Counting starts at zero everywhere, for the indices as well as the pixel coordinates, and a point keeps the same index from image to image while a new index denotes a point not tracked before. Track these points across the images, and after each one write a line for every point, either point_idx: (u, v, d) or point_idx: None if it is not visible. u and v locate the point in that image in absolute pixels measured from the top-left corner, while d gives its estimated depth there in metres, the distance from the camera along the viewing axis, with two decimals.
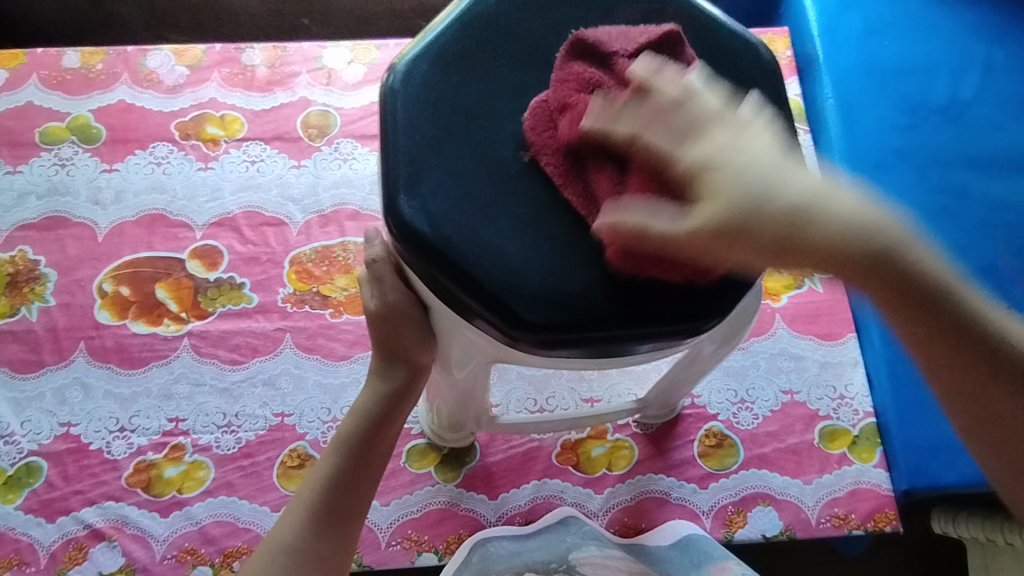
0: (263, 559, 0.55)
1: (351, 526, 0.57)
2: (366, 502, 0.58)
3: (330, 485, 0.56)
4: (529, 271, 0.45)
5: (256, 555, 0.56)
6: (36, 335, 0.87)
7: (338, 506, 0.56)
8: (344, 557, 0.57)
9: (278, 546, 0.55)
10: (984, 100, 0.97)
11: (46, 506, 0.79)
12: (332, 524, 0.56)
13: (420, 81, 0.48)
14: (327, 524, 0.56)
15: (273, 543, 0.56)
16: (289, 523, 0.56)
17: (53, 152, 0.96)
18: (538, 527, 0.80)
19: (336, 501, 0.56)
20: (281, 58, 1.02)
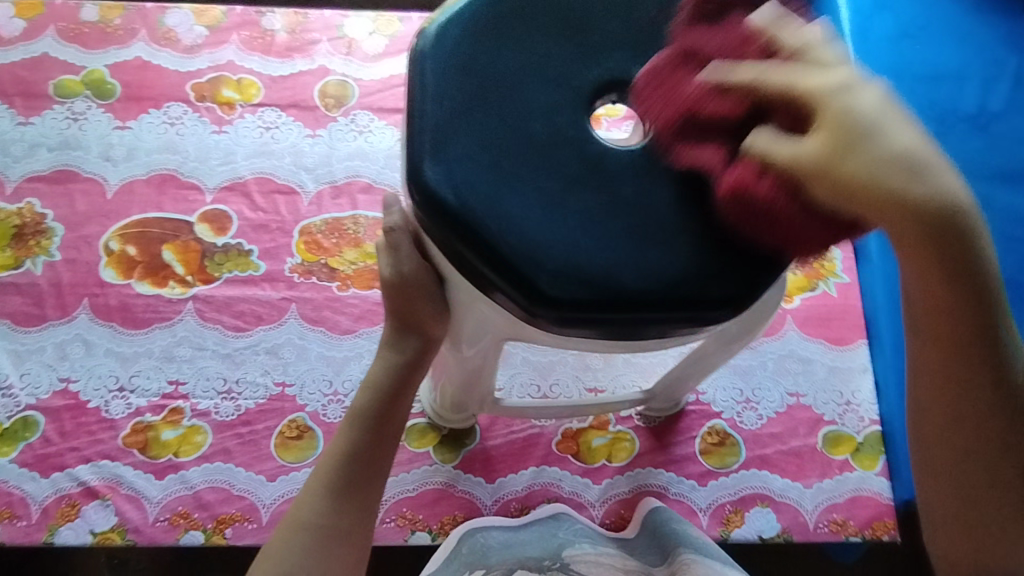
0: (279, 539, 0.52)
1: (372, 500, 0.53)
2: (382, 475, 0.54)
3: (344, 459, 0.53)
4: (552, 245, 0.44)
5: (273, 538, 0.53)
6: (40, 289, 0.86)
7: (357, 480, 0.53)
8: (364, 533, 0.52)
9: (298, 525, 0.52)
10: (1012, 113, 0.95)
11: (41, 461, 0.79)
12: (352, 498, 0.52)
13: (450, 46, 0.47)
14: (347, 500, 0.52)
15: (292, 522, 0.52)
16: (305, 500, 0.53)
17: (65, 106, 0.94)
18: (530, 519, 0.79)
19: (351, 476, 0.53)
20: (302, 25, 1.00)
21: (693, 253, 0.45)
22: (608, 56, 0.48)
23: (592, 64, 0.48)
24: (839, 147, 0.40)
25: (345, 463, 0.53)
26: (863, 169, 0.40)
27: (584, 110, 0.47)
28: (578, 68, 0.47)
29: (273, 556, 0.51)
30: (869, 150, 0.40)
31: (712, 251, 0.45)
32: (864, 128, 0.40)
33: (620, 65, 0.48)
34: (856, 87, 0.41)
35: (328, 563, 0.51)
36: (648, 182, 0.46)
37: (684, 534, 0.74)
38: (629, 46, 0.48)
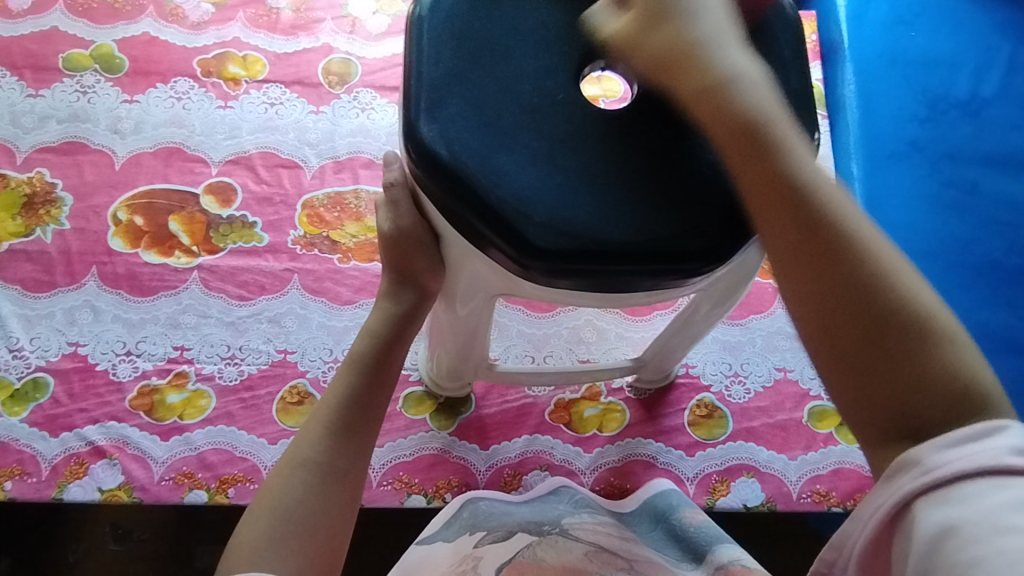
0: (277, 475, 0.53)
1: (368, 443, 0.55)
2: (378, 420, 0.56)
3: (343, 400, 0.55)
4: (540, 200, 0.46)
5: (269, 480, 0.53)
6: (49, 257, 0.88)
7: (355, 421, 0.55)
8: (360, 472, 0.54)
9: (295, 462, 0.53)
10: (1003, 99, 0.97)
11: (51, 421, 0.82)
12: (350, 439, 0.54)
13: (447, 12, 0.50)
14: (344, 441, 0.54)
15: (289, 461, 0.53)
16: (304, 439, 0.54)
17: (75, 79, 0.96)
18: (533, 496, 0.80)
19: (350, 416, 0.55)
20: (307, 3, 1.02)
21: (674, 209, 0.48)
22: (597, 25, 0.50)
23: (581, 32, 0.50)
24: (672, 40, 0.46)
25: (344, 406, 0.55)
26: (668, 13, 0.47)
27: (574, 75, 0.49)
28: (568, 35, 0.50)
29: (272, 493, 0.52)
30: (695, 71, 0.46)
31: (692, 208, 0.48)
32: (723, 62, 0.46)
33: None
34: (700, 9, 0.47)
35: (324, 500, 0.52)
36: (633, 144, 0.48)
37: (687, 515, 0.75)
38: None
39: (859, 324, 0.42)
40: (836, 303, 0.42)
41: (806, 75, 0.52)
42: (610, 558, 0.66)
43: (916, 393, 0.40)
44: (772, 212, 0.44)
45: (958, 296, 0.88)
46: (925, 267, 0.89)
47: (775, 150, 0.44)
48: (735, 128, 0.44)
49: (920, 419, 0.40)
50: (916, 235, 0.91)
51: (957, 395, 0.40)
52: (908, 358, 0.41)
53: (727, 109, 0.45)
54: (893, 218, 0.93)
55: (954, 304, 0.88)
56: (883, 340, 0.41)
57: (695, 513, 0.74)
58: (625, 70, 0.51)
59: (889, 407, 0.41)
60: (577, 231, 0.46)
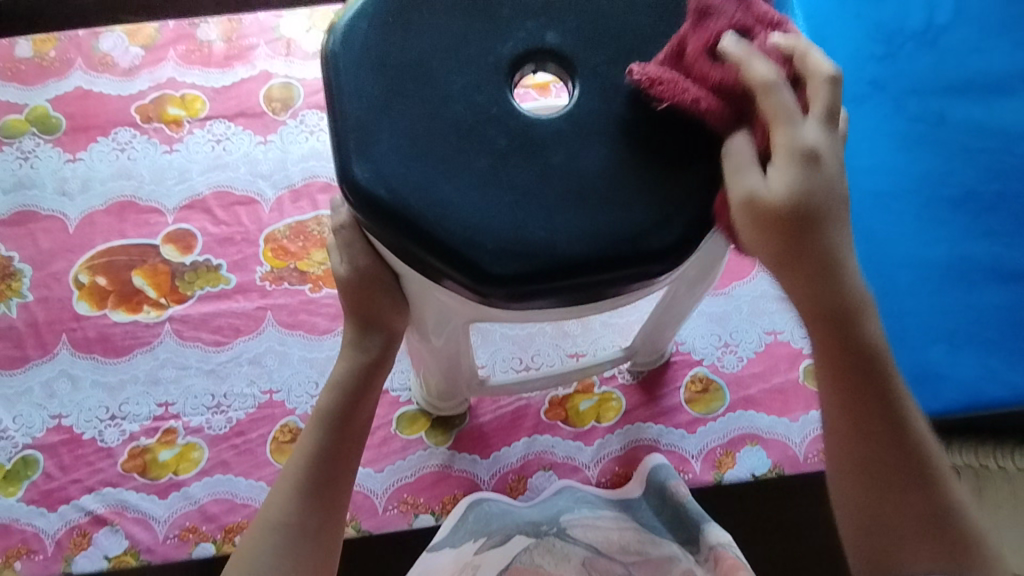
0: (251, 539, 0.53)
1: (341, 499, 0.55)
2: (350, 471, 0.56)
3: (311, 460, 0.54)
4: (490, 226, 0.45)
5: (244, 540, 0.54)
6: (18, 331, 0.87)
7: (325, 480, 0.54)
8: (335, 528, 0.54)
9: (267, 526, 0.53)
10: (960, 23, 0.94)
11: (47, 497, 0.81)
12: (320, 498, 0.54)
13: (360, 42, 0.47)
14: (315, 499, 0.54)
15: (261, 524, 0.53)
16: (275, 500, 0.54)
17: (14, 146, 0.94)
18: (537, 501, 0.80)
19: (318, 476, 0.54)
20: (237, 31, 0.99)
21: (630, 209, 0.45)
22: (518, 27, 0.48)
23: (503, 36, 0.47)
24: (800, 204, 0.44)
25: (311, 464, 0.54)
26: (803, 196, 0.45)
27: (504, 82, 0.47)
28: (491, 43, 0.47)
29: (245, 558, 0.52)
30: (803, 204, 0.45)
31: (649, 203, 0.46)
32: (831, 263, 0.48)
33: (533, 32, 0.48)
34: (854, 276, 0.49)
35: (298, 559, 0.52)
36: (576, 145, 0.46)
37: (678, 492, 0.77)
38: (540, 12, 0.48)
39: (871, 469, 0.54)
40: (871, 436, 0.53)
41: None
42: (607, 564, 0.70)
43: (910, 525, 0.53)
44: (843, 386, 0.52)
45: (941, 231, 0.87)
46: (902, 208, 0.88)
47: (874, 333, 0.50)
48: (837, 313, 0.49)
49: (905, 543, 0.54)
50: (890, 175, 0.89)
51: (953, 537, 0.53)
52: (923, 493, 0.53)
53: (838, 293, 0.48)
54: (864, 162, 0.90)
55: (938, 240, 0.86)
56: (886, 484, 0.54)
57: (681, 486, 0.77)
58: (556, 68, 0.48)
59: (886, 529, 0.54)
60: (530, 253, 0.44)
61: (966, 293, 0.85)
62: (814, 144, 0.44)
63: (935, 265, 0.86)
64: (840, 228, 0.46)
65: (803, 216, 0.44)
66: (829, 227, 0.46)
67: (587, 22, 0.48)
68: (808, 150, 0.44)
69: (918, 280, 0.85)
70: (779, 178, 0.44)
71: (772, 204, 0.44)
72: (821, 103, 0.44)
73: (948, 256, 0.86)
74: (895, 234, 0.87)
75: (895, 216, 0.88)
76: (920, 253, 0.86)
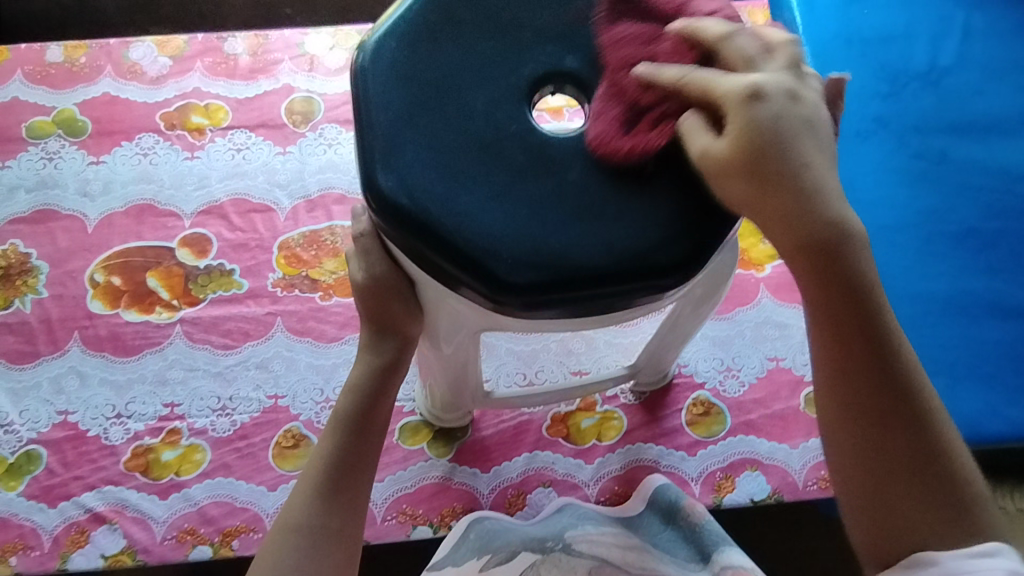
0: (273, 541, 0.54)
1: (361, 499, 0.56)
2: (370, 474, 0.57)
3: (332, 461, 0.55)
4: (507, 237, 0.46)
5: (266, 542, 0.54)
6: (30, 326, 0.88)
7: (344, 481, 0.55)
8: (357, 528, 0.55)
9: (290, 528, 0.53)
10: (962, 66, 0.97)
11: (47, 493, 0.81)
12: (340, 499, 0.55)
13: (388, 59, 0.49)
14: (336, 501, 0.54)
15: (283, 526, 0.54)
16: (297, 503, 0.55)
17: (39, 147, 0.96)
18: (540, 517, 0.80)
19: (339, 477, 0.55)
20: (263, 46, 1.02)
21: (642, 223, 0.47)
22: (539, 50, 0.50)
23: (525, 58, 0.50)
24: (750, 139, 0.45)
25: (331, 466, 0.55)
26: (751, 126, 0.45)
27: (524, 102, 0.49)
28: (512, 64, 0.50)
29: (268, 559, 0.52)
30: (774, 146, 0.45)
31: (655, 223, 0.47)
32: (792, 147, 0.45)
33: (553, 56, 0.50)
34: (813, 124, 0.46)
35: (321, 560, 0.53)
36: (590, 163, 0.48)
37: (688, 511, 0.79)
38: (560, 37, 0.50)
39: (864, 445, 0.48)
40: (869, 400, 0.48)
41: None
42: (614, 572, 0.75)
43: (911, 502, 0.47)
44: (780, 210, 0.46)
45: (940, 266, 0.88)
46: (902, 242, 0.90)
47: (797, 146, 0.45)
48: (783, 189, 0.45)
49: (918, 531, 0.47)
50: (892, 209, 0.91)
51: (960, 490, 0.47)
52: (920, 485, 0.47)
53: (812, 209, 0.45)
54: (866, 196, 0.92)
55: (938, 274, 0.88)
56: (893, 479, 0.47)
57: (694, 505, 0.79)
58: (573, 91, 0.51)
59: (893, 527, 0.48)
60: (547, 264, 0.46)
61: (967, 327, 0.86)
62: (755, 85, 0.45)
63: (934, 299, 0.87)
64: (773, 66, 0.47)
65: (757, 146, 0.45)
66: (735, 84, 0.45)
67: (605, 49, 0.51)
68: (749, 91, 0.45)
69: (918, 313, 0.86)
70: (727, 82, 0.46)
71: (722, 155, 0.45)
72: (756, 75, 0.46)
73: (948, 291, 0.87)
74: (897, 267, 0.88)
75: (895, 249, 0.89)
76: (919, 287, 0.88)
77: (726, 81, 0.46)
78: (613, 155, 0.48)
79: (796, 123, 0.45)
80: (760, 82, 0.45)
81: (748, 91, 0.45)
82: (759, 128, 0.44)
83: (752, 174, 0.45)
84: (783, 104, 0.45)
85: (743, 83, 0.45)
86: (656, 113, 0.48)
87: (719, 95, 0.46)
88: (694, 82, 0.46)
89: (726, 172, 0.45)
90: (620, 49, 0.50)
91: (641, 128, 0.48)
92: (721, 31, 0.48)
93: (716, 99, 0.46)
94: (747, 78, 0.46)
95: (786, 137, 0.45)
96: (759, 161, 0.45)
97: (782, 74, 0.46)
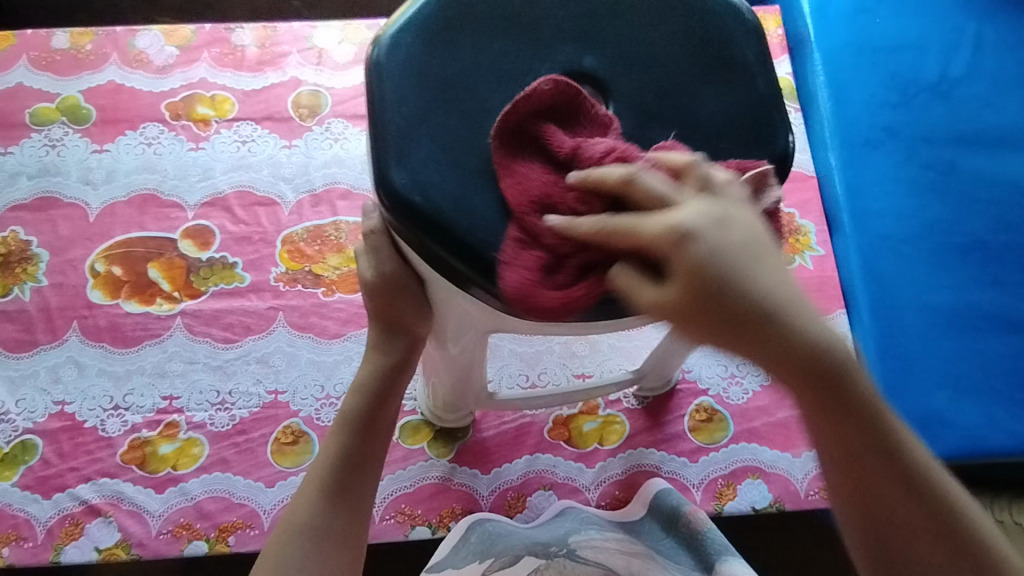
0: (276, 543, 0.53)
1: (366, 500, 0.55)
2: (375, 475, 0.56)
3: (337, 461, 0.55)
4: (521, 239, 0.46)
5: (269, 544, 0.54)
6: (29, 315, 0.87)
7: (349, 482, 0.54)
8: (361, 529, 0.54)
9: (293, 529, 0.53)
10: (973, 78, 0.97)
11: (42, 483, 0.80)
12: (345, 499, 0.54)
13: (404, 54, 0.49)
14: (340, 502, 0.54)
15: (287, 527, 0.53)
16: (301, 504, 0.54)
17: (43, 133, 0.95)
18: (540, 521, 0.79)
19: (344, 477, 0.54)
20: (271, 38, 1.02)
21: None
22: (557, 50, 0.49)
23: (543, 58, 0.49)
24: (691, 288, 0.39)
25: (336, 466, 0.55)
26: (691, 271, 0.39)
27: None
28: (530, 63, 0.49)
29: (272, 561, 0.52)
30: (719, 286, 0.39)
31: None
32: (734, 273, 0.39)
33: (571, 56, 0.49)
34: (753, 258, 0.40)
35: (325, 561, 0.52)
36: None
37: (692, 516, 0.77)
38: (579, 36, 0.50)
39: (862, 502, 0.49)
40: (857, 458, 0.47)
41: (773, 79, 0.51)
42: None
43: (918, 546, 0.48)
44: (752, 338, 0.40)
45: (947, 278, 0.88)
46: (911, 252, 0.89)
47: (746, 280, 0.40)
48: (748, 328, 0.40)
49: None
50: (901, 220, 0.91)
51: (966, 542, 0.47)
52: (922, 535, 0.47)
53: (789, 335, 0.41)
54: (874, 206, 0.92)
55: (945, 286, 0.88)
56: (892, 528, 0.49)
57: (697, 511, 0.77)
58: (591, 92, 0.50)
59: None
60: (560, 269, 0.45)
61: (972, 340, 0.85)
62: (675, 229, 0.39)
63: (941, 311, 0.86)
64: (670, 206, 0.41)
65: (702, 291, 0.39)
66: (663, 228, 0.39)
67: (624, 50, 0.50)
68: (672, 237, 0.39)
69: (925, 325, 0.86)
70: (643, 228, 0.40)
71: (663, 300, 0.40)
72: (676, 208, 0.40)
73: (954, 303, 0.87)
74: (904, 278, 0.88)
75: (903, 259, 0.89)
76: (926, 298, 0.87)
77: (642, 227, 0.40)
78: (539, 308, 0.44)
79: (743, 257, 0.40)
80: (670, 224, 0.40)
81: (671, 236, 0.39)
82: (703, 273, 0.39)
83: (705, 318, 0.40)
84: (715, 232, 0.40)
85: (662, 225, 0.40)
86: (578, 263, 0.44)
87: (634, 240, 0.40)
88: (612, 231, 0.41)
89: (677, 318, 0.40)
90: (525, 188, 0.45)
91: (546, 284, 0.44)
92: (618, 175, 0.42)
93: (643, 244, 0.40)
94: (664, 213, 0.40)
95: (734, 272, 0.39)
96: (709, 296, 0.39)
97: (704, 200, 0.41)
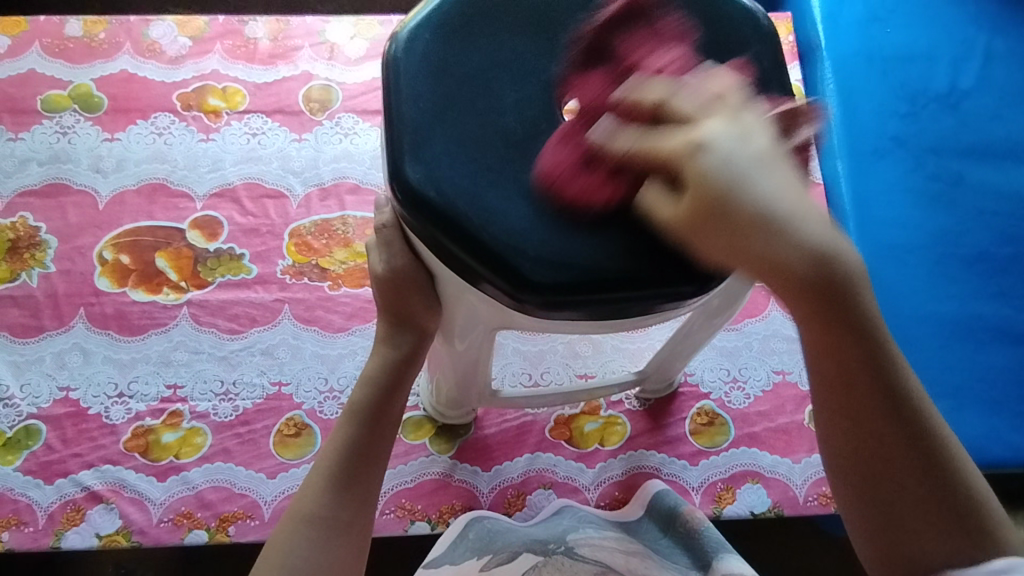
0: (282, 532, 0.53)
1: (371, 492, 0.55)
2: (381, 468, 0.56)
3: (345, 452, 0.55)
4: (533, 236, 0.46)
5: (275, 533, 0.54)
6: (36, 300, 0.88)
7: (355, 473, 0.55)
8: (366, 521, 0.55)
9: (300, 519, 0.53)
10: (982, 90, 0.97)
11: (45, 469, 0.80)
12: (349, 491, 0.54)
13: (422, 50, 0.49)
14: (345, 493, 0.54)
15: (293, 517, 0.53)
16: (308, 494, 0.54)
17: (54, 120, 0.96)
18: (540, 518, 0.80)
19: (351, 469, 0.55)
20: (284, 32, 1.02)
21: None
22: (573, 50, 0.50)
23: (559, 57, 0.50)
24: (709, 203, 0.40)
25: (343, 458, 0.55)
26: (710, 177, 0.40)
27: (556, 100, 0.49)
28: (546, 63, 0.49)
29: (278, 551, 0.52)
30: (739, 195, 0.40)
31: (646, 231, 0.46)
32: (751, 177, 0.40)
33: None
34: (761, 171, 0.41)
35: (329, 553, 0.52)
36: None
37: (689, 516, 0.78)
38: None
39: (865, 464, 0.46)
40: (865, 402, 0.45)
41: (787, 84, 0.51)
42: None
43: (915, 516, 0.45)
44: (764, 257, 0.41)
45: (951, 289, 0.88)
46: (915, 262, 0.90)
47: (767, 191, 0.41)
48: (758, 226, 0.40)
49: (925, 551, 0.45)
50: (906, 229, 0.91)
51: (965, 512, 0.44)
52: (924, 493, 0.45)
53: (806, 245, 0.41)
54: (882, 214, 0.92)
55: (948, 297, 0.88)
56: (895, 496, 0.45)
57: (693, 511, 0.78)
58: None
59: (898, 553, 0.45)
60: (570, 265, 0.46)
61: (975, 351, 0.86)
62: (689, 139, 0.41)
63: (944, 321, 0.87)
64: (701, 117, 0.42)
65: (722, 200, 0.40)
66: (700, 142, 0.41)
67: None
68: (693, 144, 0.41)
69: (927, 334, 0.86)
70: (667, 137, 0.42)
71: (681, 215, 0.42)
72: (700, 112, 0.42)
73: (957, 314, 0.87)
74: (907, 287, 0.88)
75: (907, 268, 0.89)
76: (928, 308, 0.87)
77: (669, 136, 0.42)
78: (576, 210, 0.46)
79: (749, 162, 0.41)
80: (704, 130, 0.41)
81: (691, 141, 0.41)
82: (709, 181, 0.40)
83: (718, 226, 0.41)
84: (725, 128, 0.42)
85: (687, 134, 0.41)
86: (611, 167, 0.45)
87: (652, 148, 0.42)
88: (642, 149, 0.43)
89: (692, 231, 0.42)
90: (563, 130, 0.46)
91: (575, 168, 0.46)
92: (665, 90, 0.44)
93: (665, 159, 0.42)
94: (687, 128, 0.42)
95: (751, 177, 0.40)
96: (725, 202, 0.40)
97: (723, 118, 0.42)
